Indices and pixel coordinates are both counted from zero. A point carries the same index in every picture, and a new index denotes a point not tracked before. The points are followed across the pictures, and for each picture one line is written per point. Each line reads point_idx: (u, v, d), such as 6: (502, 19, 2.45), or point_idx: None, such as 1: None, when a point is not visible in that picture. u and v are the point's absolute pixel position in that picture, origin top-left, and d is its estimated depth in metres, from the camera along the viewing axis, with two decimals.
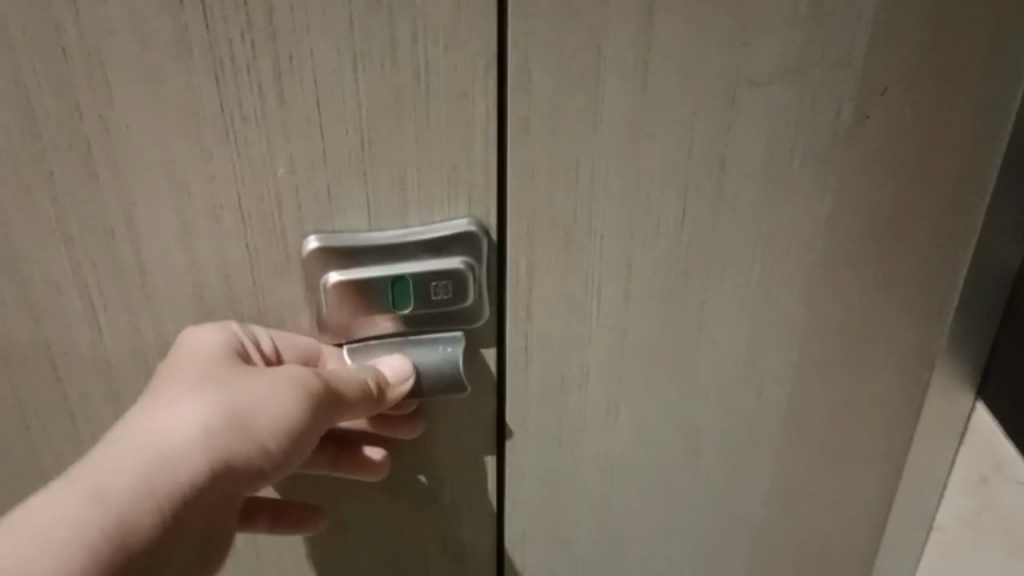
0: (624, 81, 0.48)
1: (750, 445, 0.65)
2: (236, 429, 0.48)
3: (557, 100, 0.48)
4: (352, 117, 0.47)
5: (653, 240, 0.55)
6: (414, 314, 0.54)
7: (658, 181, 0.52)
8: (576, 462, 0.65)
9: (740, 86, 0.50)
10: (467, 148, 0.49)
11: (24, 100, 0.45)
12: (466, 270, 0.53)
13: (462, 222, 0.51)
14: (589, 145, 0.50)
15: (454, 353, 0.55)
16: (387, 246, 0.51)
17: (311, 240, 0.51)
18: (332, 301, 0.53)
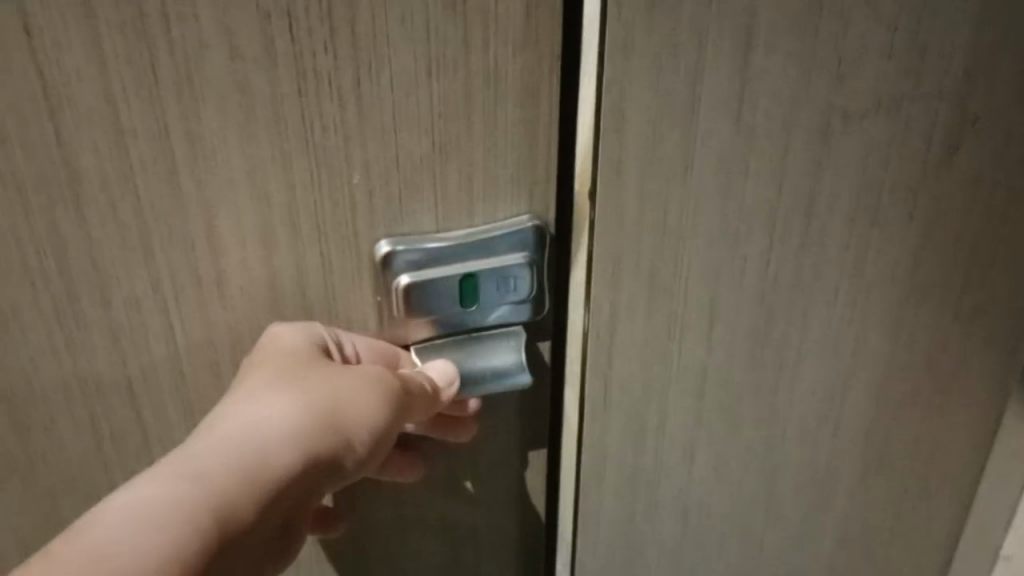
0: (716, 101, 0.49)
1: (824, 473, 0.65)
2: (328, 426, 0.48)
3: (653, 125, 0.49)
4: (427, 125, 0.47)
5: (742, 277, 0.55)
6: (480, 313, 0.54)
7: (748, 212, 0.53)
8: (656, 510, 0.65)
9: (839, 111, 0.51)
10: (532, 151, 0.50)
11: (107, 106, 0.44)
12: (528, 264, 0.53)
13: (523, 217, 0.52)
14: (684, 175, 0.51)
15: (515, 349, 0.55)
16: (455, 245, 0.51)
17: (385, 246, 0.51)
18: (403, 303, 0.52)
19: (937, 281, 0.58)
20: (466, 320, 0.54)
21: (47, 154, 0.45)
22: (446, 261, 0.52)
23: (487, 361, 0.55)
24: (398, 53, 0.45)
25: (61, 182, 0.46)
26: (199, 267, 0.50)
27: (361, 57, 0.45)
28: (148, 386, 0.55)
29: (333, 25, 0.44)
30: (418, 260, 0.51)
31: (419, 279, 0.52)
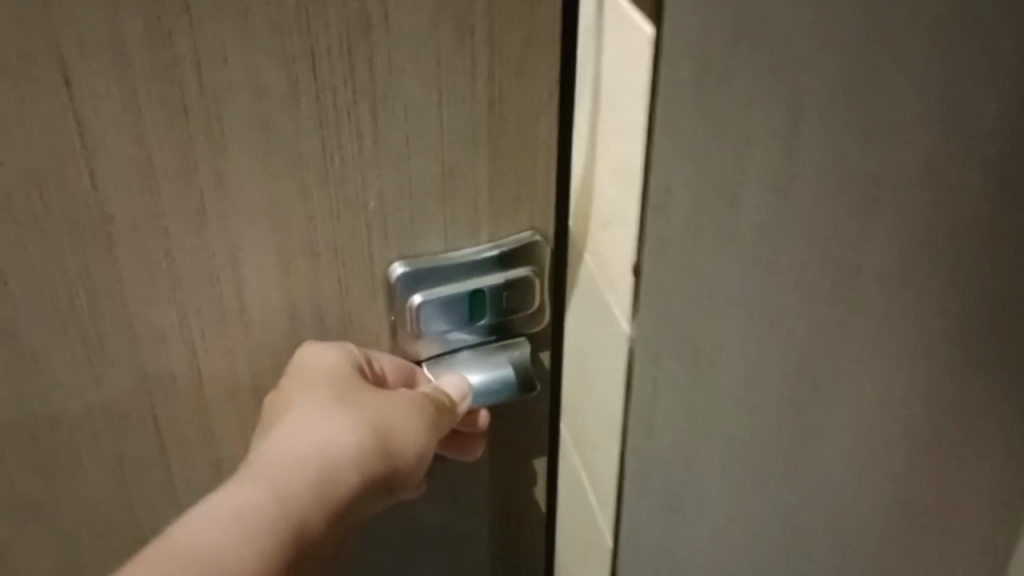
0: (764, 178, 0.47)
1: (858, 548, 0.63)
2: (376, 452, 0.51)
3: (696, 205, 0.47)
4: (438, 151, 0.50)
5: (783, 357, 0.53)
6: (488, 325, 0.57)
7: (789, 291, 0.51)
8: None
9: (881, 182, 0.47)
10: (535, 173, 0.52)
11: (137, 142, 0.47)
12: (531, 277, 0.55)
13: (525, 235, 0.54)
14: (727, 249, 0.49)
15: (521, 357, 0.58)
16: (463, 264, 0.54)
17: (397, 269, 0.53)
18: (416, 319, 0.55)
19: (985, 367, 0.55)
20: (476, 331, 0.57)
21: (80, 190, 0.47)
22: (455, 278, 0.54)
23: (497, 374, 0.57)
24: (412, 85, 0.47)
25: (93, 218, 0.48)
26: (224, 298, 0.53)
27: (377, 89, 0.47)
28: (174, 417, 0.57)
29: (353, 63, 0.46)
30: (428, 278, 0.54)
31: (431, 295, 0.54)
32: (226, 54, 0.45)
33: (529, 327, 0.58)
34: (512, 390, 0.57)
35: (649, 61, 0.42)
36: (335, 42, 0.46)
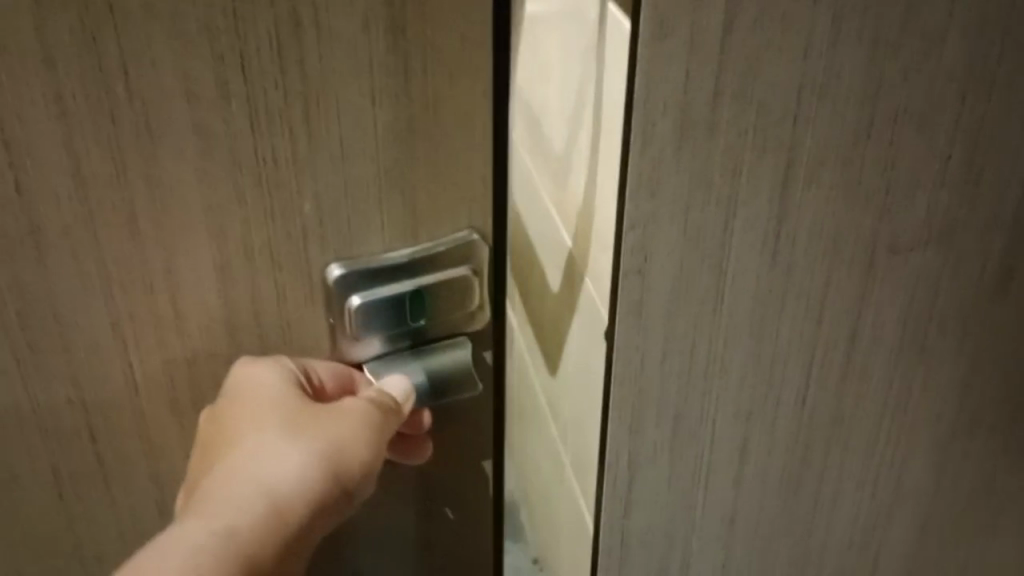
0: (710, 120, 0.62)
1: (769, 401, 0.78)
2: (328, 478, 0.57)
3: (669, 134, 0.62)
4: (374, 152, 0.50)
5: (750, 248, 0.69)
6: (430, 326, 0.57)
7: (721, 196, 0.66)
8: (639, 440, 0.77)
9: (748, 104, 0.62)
10: (471, 172, 0.52)
11: (68, 150, 0.47)
12: (471, 276, 0.56)
13: (462, 235, 0.54)
14: (707, 176, 0.64)
15: (464, 356, 0.58)
16: (400, 263, 0.54)
17: (335, 269, 0.53)
18: (355, 321, 0.55)
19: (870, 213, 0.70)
20: (418, 331, 0.57)
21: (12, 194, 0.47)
22: (394, 278, 0.55)
23: (439, 372, 0.58)
24: (343, 85, 0.48)
25: (28, 224, 0.48)
26: (162, 303, 0.53)
27: (307, 88, 0.47)
28: (114, 424, 0.57)
29: (280, 62, 0.46)
30: (368, 278, 0.54)
31: (370, 295, 0.54)
32: (152, 58, 0.45)
33: (472, 326, 0.58)
34: (453, 388, 0.58)
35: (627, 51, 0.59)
36: (263, 43, 0.46)
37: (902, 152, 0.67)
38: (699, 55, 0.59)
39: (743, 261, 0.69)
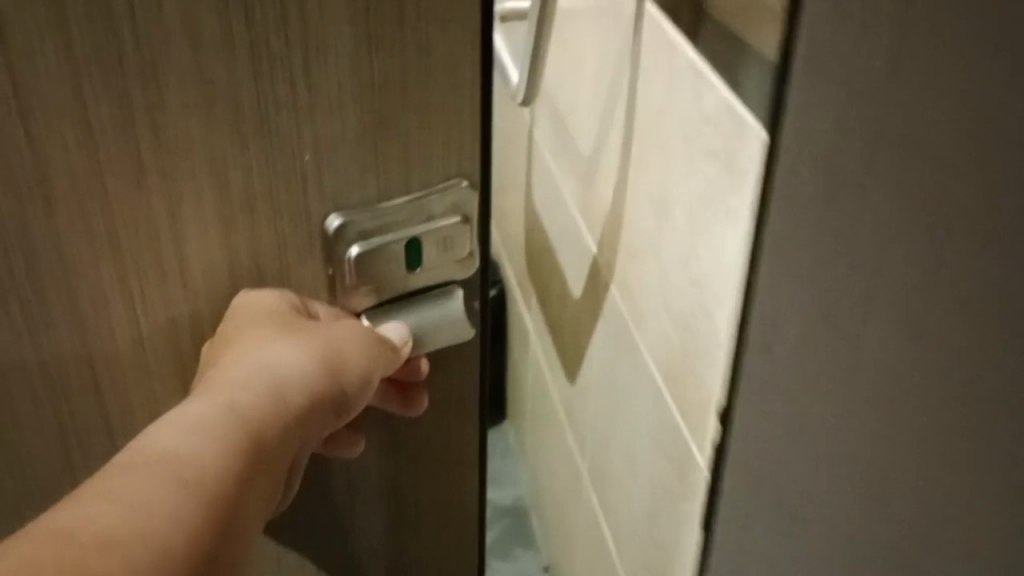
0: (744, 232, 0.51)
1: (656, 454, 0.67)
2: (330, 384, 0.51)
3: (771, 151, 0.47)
4: (366, 101, 0.48)
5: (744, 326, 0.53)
6: (423, 273, 0.56)
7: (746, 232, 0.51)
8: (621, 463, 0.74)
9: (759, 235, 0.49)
10: (462, 123, 0.51)
11: (67, 100, 0.44)
12: (462, 223, 0.55)
13: (456, 186, 0.53)
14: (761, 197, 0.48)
15: (457, 303, 0.58)
16: (397, 211, 0.53)
17: (333, 221, 0.52)
18: (352, 271, 0.54)
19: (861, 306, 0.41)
20: (411, 280, 0.56)
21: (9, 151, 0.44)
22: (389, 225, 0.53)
23: (435, 320, 0.57)
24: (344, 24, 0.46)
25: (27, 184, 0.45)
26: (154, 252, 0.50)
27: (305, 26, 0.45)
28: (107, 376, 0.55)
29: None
30: (368, 228, 0.53)
31: (370, 244, 0.53)
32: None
33: (462, 274, 0.57)
34: (444, 333, 0.58)
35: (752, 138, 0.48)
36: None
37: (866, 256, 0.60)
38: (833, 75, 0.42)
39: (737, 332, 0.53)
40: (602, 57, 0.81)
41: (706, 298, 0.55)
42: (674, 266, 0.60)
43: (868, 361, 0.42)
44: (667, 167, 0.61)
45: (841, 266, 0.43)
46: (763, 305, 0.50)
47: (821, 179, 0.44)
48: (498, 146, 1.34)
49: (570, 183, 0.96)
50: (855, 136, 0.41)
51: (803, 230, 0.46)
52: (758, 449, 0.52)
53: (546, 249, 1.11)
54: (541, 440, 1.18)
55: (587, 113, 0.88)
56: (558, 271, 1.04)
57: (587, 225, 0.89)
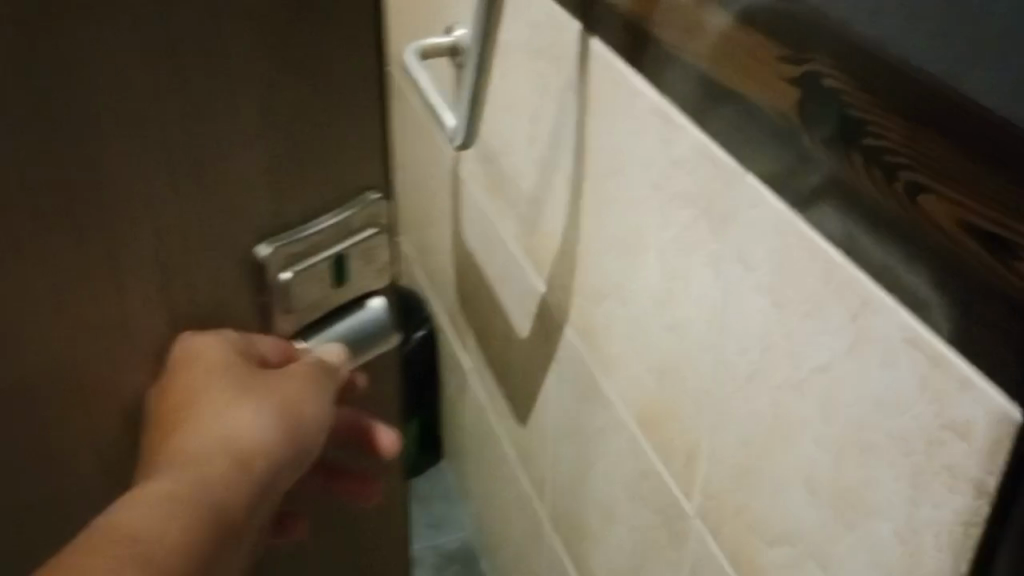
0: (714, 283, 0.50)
1: (634, 482, 0.66)
2: (286, 429, 0.50)
3: (752, 329, 0.46)
4: (277, 138, 0.46)
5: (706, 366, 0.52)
6: (345, 289, 0.53)
7: (712, 264, 0.50)
8: (605, 497, 0.73)
9: (733, 269, 0.48)
10: (358, 112, 0.47)
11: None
12: (373, 232, 0.52)
13: (369, 199, 0.51)
14: (738, 239, 0.47)
15: (381, 309, 0.55)
16: (317, 229, 0.50)
17: (266, 251, 0.49)
18: (286, 294, 0.51)
19: (826, 328, 0.41)
20: (338, 298, 0.54)
21: None
22: (315, 245, 0.50)
23: (368, 340, 0.56)
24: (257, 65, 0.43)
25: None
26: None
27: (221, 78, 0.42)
28: (69, 461, 0.51)
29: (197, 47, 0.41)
30: (298, 252, 0.50)
31: (301, 270, 0.51)
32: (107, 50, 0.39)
33: (379, 281, 0.54)
34: (372, 341, 0.56)
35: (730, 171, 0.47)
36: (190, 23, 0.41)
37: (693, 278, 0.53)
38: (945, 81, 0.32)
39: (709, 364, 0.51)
40: (540, 97, 0.79)
41: (688, 346, 0.54)
42: (652, 313, 0.59)
43: (803, 408, 0.43)
44: (640, 214, 0.61)
45: (782, 317, 0.44)
46: (722, 351, 0.50)
47: (768, 229, 0.44)
48: (409, 174, 1.31)
49: (504, 222, 0.94)
50: (807, 191, 0.41)
51: (773, 285, 0.44)
52: (714, 495, 0.53)
53: (479, 287, 1.08)
54: (490, 480, 1.16)
55: (522, 152, 0.85)
56: (496, 310, 1.01)
57: (531, 265, 0.87)
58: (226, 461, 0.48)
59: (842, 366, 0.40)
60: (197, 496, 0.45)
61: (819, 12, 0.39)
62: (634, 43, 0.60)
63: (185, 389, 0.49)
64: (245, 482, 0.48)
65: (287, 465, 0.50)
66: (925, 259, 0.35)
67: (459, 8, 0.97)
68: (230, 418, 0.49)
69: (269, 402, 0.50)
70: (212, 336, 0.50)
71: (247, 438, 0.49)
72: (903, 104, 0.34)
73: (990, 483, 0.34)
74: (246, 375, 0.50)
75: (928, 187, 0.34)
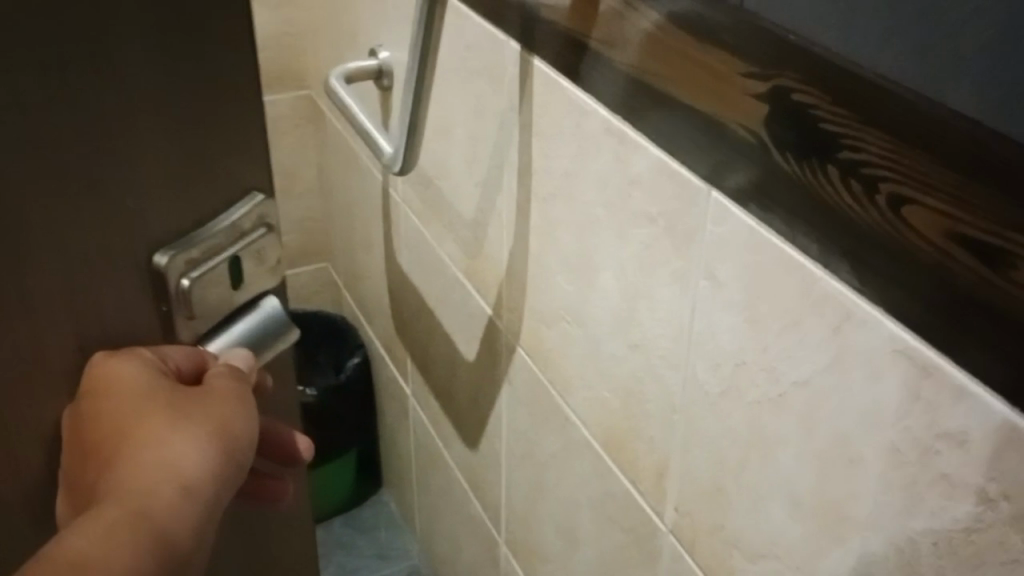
0: (682, 299, 0.52)
1: (603, 497, 0.68)
2: (223, 449, 0.44)
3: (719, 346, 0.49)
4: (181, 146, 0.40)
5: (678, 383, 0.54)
6: (241, 292, 0.46)
7: (678, 281, 0.52)
8: (568, 511, 0.75)
9: (698, 282, 0.50)
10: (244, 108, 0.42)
11: None
12: (267, 228, 0.46)
13: (256, 198, 0.44)
14: (700, 257, 0.49)
15: (276, 307, 0.48)
16: (210, 228, 0.43)
17: (163, 258, 0.42)
18: (188, 300, 0.43)
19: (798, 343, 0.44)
20: (236, 303, 0.46)
21: None
22: (211, 248, 0.43)
23: (268, 340, 0.48)
24: (151, 73, 0.38)
25: None
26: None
27: (116, 100, 0.37)
28: None
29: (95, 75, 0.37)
30: (196, 258, 0.43)
31: (201, 278, 0.43)
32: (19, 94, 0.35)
33: (272, 280, 0.47)
34: (269, 344, 0.48)
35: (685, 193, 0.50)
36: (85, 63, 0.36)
37: (660, 291, 0.54)
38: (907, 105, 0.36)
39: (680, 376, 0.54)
40: (477, 118, 0.76)
41: (655, 367, 0.56)
42: (609, 332, 0.62)
43: (778, 423, 0.47)
44: (594, 235, 0.62)
45: (755, 333, 0.47)
46: (692, 372, 0.52)
47: (736, 243, 0.46)
48: (335, 199, 1.27)
49: (442, 245, 0.91)
50: (777, 204, 0.43)
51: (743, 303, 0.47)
52: (686, 513, 0.57)
53: (414, 314, 1.05)
54: (439, 507, 1.15)
55: (459, 174, 0.83)
56: (438, 334, 0.99)
57: (474, 288, 0.85)
58: (167, 485, 0.41)
59: (814, 377, 0.43)
60: (138, 528, 0.39)
61: (786, 29, 0.41)
62: (586, 60, 0.58)
63: (105, 417, 0.42)
64: (188, 507, 0.42)
65: (229, 486, 0.44)
66: (911, 270, 0.37)
67: (384, 29, 0.94)
68: (165, 439, 0.43)
69: (202, 421, 0.44)
70: (127, 354, 0.43)
71: (185, 459, 0.42)
72: (882, 117, 0.37)
73: (991, 488, 0.36)
74: (171, 393, 0.43)
75: (913, 198, 0.36)
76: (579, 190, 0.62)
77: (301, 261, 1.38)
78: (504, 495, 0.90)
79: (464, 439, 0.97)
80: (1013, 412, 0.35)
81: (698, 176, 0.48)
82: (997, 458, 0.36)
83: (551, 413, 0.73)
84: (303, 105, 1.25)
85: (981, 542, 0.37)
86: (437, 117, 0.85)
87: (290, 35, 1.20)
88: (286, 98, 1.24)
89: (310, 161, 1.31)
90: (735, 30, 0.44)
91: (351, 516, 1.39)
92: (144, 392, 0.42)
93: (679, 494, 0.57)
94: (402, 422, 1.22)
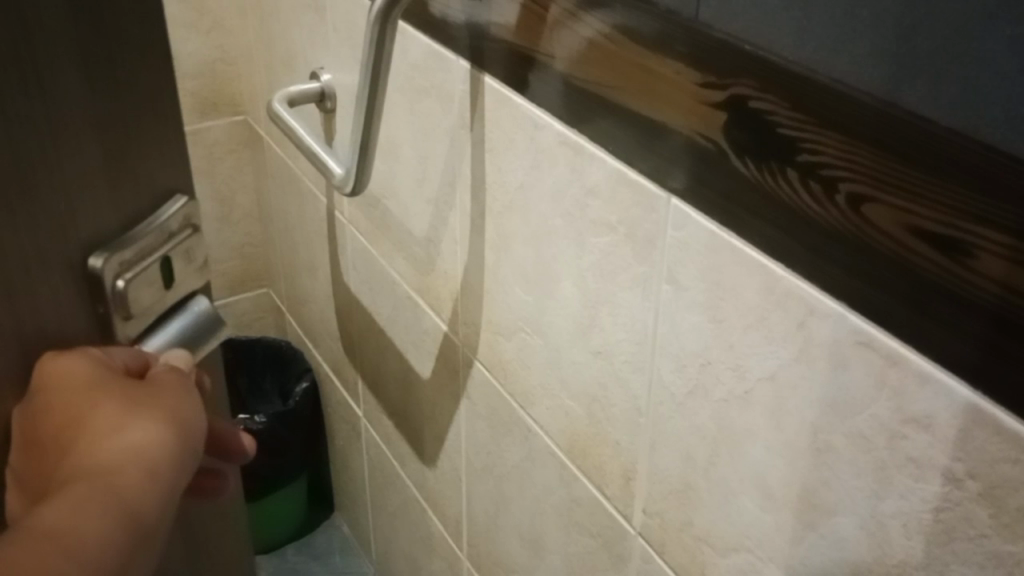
0: (647, 302, 0.55)
1: (569, 503, 0.71)
2: (179, 438, 0.42)
3: (689, 343, 0.53)
4: (113, 156, 0.38)
5: (646, 384, 0.58)
6: (172, 294, 0.43)
7: (642, 285, 0.55)
8: (531, 519, 0.78)
9: (664, 284, 0.53)
10: (161, 105, 0.39)
11: None
12: (189, 226, 0.42)
13: (182, 199, 0.42)
14: (665, 261, 0.53)
15: (208, 308, 0.45)
16: (133, 232, 0.39)
17: (97, 263, 0.38)
18: (124, 304, 0.40)
19: (764, 341, 0.48)
20: (169, 303, 0.43)
21: None
22: (144, 249, 0.40)
23: (204, 342, 0.45)
24: (83, 120, 0.36)
25: None
26: None
27: (56, 144, 0.35)
28: None
29: (52, 98, 0.35)
30: (129, 259, 0.39)
31: (136, 278, 0.40)
32: None
33: (199, 284, 0.44)
34: (201, 344, 0.45)
35: (647, 204, 0.53)
36: (19, 93, 0.34)
37: (622, 293, 0.57)
38: (861, 117, 0.39)
39: (649, 377, 0.57)
40: (425, 137, 0.77)
41: (618, 371, 0.60)
42: (570, 339, 0.64)
43: (745, 415, 0.50)
44: (547, 247, 0.64)
45: (720, 331, 0.50)
46: (656, 374, 0.56)
47: (698, 246, 0.50)
48: (274, 224, 1.27)
49: (391, 264, 0.91)
50: (741, 210, 0.46)
51: (710, 305, 0.50)
52: (656, 514, 0.61)
53: (363, 336, 1.06)
54: (395, 527, 1.15)
55: (408, 193, 0.83)
56: (389, 354, 0.99)
57: (428, 305, 0.85)
58: (126, 472, 0.40)
59: (780, 371, 0.47)
60: (102, 510, 0.38)
61: (741, 38, 0.44)
62: (536, 74, 0.60)
63: (55, 412, 0.39)
64: (151, 492, 0.40)
65: (185, 470, 0.43)
66: (872, 263, 0.40)
67: (323, 51, 0.94)
68: (118, 429, 0.41)
69: (152, 410, 0.41)
70: (73, 353, 0.39)
71: (140, 447, 0.41)
72: (837, 121, 0.40)
73: (957, 468, 0.40)
74: (121, 386, 0.40)
75: (869, 196, 0.40)
76: (534, 203, 0.64)
77: (241, 287, 1.38)
78: (465, 508, 0.91)
79: (422, 457, 0.98)
80: (975, 393, 0.38)
81: (659, 184, 0.51)
82: (962, 436, 0.39)
83: (511, 425, 0.77)
84: (238, 130, 1.25)
85: (950, 519, 0.41)
86: (383, 139, 0.85)
87: (223, 61, 1.20)
88: (220, 124, 1.24)
89: (247, 186, 1.30)
90: (687, 41, 0.47)
91: (303, 543, 1.38)
92: (94, 388, 0.39)
93: (650, 490, 0.61)
94: (354, 444, 1.21)
